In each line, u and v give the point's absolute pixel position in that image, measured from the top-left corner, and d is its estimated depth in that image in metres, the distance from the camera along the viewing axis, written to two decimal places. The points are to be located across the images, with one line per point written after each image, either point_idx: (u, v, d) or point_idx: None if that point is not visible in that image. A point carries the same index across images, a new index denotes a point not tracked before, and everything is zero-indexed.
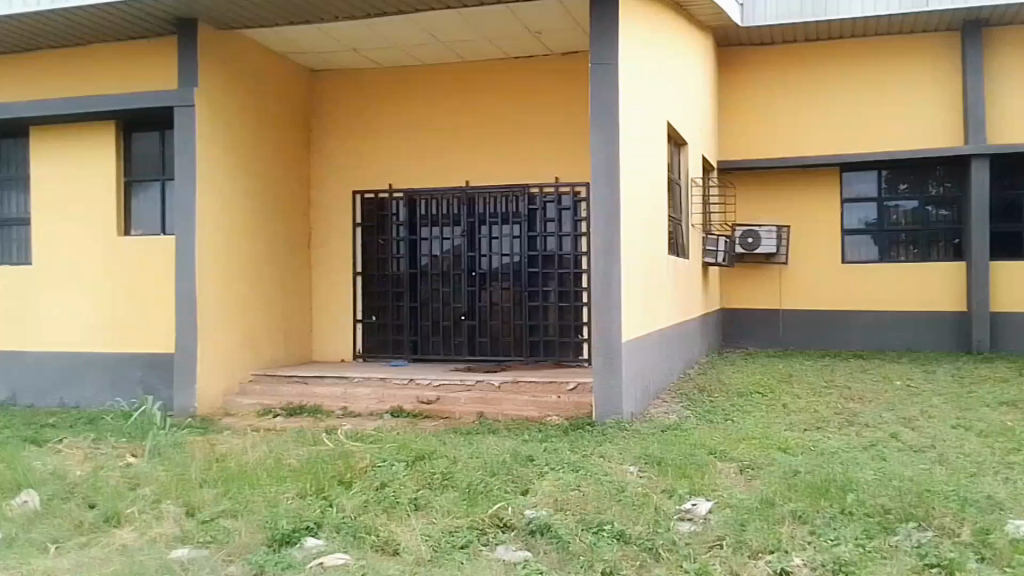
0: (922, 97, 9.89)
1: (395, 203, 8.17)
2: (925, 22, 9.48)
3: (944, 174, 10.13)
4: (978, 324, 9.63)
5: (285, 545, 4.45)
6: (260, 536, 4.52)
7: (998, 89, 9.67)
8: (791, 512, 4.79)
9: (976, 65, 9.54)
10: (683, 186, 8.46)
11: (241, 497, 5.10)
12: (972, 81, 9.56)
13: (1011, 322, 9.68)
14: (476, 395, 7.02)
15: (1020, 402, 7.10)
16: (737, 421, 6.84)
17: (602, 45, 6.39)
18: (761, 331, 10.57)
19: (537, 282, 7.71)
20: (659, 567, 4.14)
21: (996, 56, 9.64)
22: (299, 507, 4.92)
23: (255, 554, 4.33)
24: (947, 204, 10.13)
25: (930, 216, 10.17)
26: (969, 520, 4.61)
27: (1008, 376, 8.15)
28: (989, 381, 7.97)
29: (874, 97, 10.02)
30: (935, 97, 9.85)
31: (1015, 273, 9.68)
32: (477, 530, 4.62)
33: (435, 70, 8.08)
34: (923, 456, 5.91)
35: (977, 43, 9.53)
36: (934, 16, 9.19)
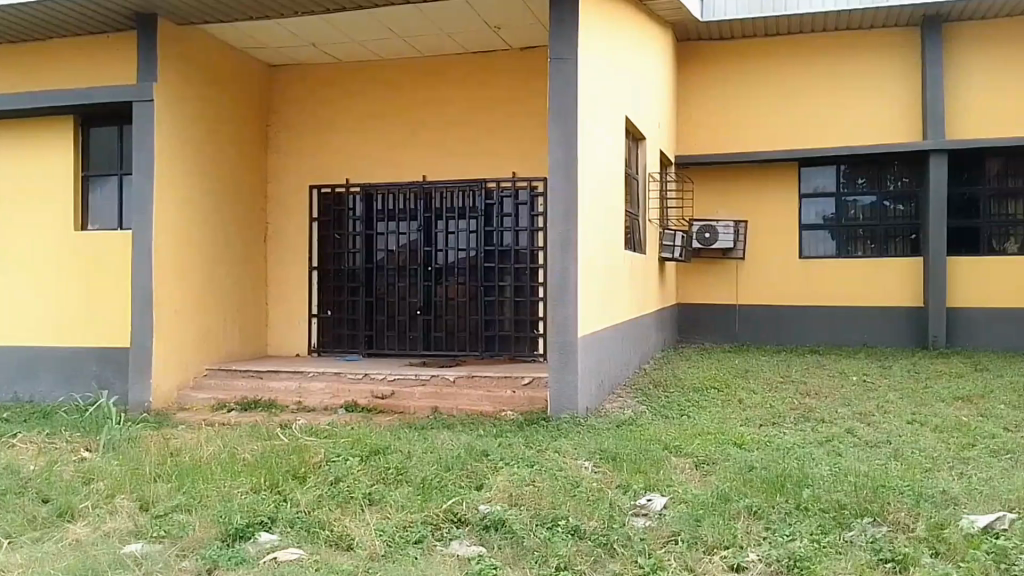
0: (885, 91, 9.78)
1: (352, 198, 8.12)
2: (887, 17, 9.39)
3: (902, 169, 10.06)
4: (935, 319, 9.54)
5: (239, 540, 4.45)
6: (214, 531, 4.50)
7: (957, 84, 9.56)
8: (746, 507, 4.79)
9: (935, 59, 9.43)
10: (641, 181, 8.34)
11: (196, 492, 5.07)
12: (932, 76, 9.44)
13: (977, 317, 9.61)
14: (430, 390, 7.02)
15: (974, 397, 7.08)
16: (692, 417, 6.81)
17: (559, 41, 6.34)
18: (722, 325, 10.51)
19: (492, 278, 7.65)
20: (613, 562, 4.11)
21: (962, 49, 9.54)
22: (253, 502, 4.91)
23: (209, 549, 4.30)
24: (906, 199, 10.05)
25: (888, 211, 10.09)
26: (924, 515, 4.59)
27: (964, 371, 8.11)
28: (945, 375, 7.95)
29: (846, 92, 9.90)
30: (898, 91, 9.74)
31: (981, 267, 9.62)
32: (431, 526, 4.61)
33: (394, 66, 8.00)
34: (878, 452, 5.89)
35: (936, 38, 9.41)
36: (900, 11, 9.14)
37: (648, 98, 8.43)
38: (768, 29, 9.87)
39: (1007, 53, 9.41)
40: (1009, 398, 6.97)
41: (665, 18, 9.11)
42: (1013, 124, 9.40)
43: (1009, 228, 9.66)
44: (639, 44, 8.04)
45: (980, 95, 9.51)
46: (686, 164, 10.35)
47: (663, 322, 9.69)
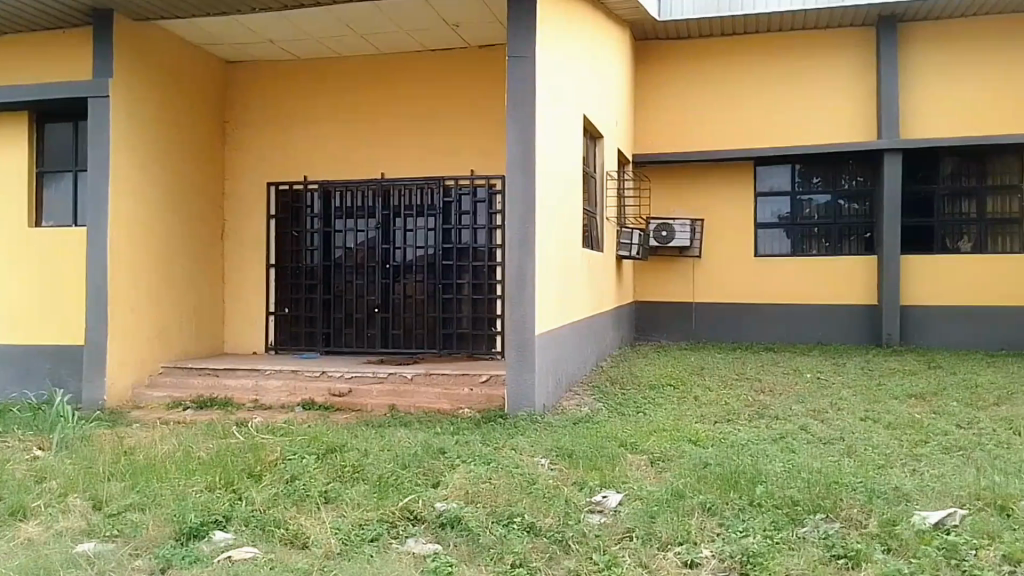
0: (847, 90, 9.84)
1: (310, 195, 8.08)
2: (842, 17, 9.46)
3: (857, 168, 10.15)
4: (889, 318, 9.63)
5: (193, 539, 4.39)
6: (168, 530, 4.44)
7: (911, 83, 9.64)
8: (701, 503, 4.82)
9: (890, 60, 9.49)
10: (599, 179, 8.33)
11: (150, 490, 5.01)
12: (887, 77, 9.50)
13: (934, 314, 9.70)
14: (388, 388, 7.01)
15: (927, 394, 7.15)
16: (648, 414, 6.82)
17: (517, 39, 6.34)
18: (676, 324, 10.57)
19: (450, 276, 7.65)
20: (568, 559, 4.11)
21: (916, 49, 9.61)
22: (208, 500, 4.86)
23: (163, 548, 4.24)
24: (860, 198, 10.13)
25: (843, 210, 10.17)
26: (877, 511, 4.64)
27: (917, 368, 8.20)
28: (899, 373, 8.02)
29: (811, 90, 9.93)
30: (856, 91, 9.81)
31: (944, 266, 9.68)
32: (387, 523, 4.59)
33: (354, 62, 7.95)
34: (831, 448, 5.92)
35: (890, 38, 9.48)
36: (863, 10, 9.19)
37: (606, 97, 8.44)
38: (732, 28, 9.89)
39: (961, 54, 9.49)
40: (960, 395, 7.06)
41: (623, 17, 9.14)
42: (968, 125, 9.47)
43: (962, 226, 9.75)
44: (597, 42, 8.03)
45: (933, 94, 9.59)
46: (643, 162, 10.40)
47: (620, 321, 9.70)
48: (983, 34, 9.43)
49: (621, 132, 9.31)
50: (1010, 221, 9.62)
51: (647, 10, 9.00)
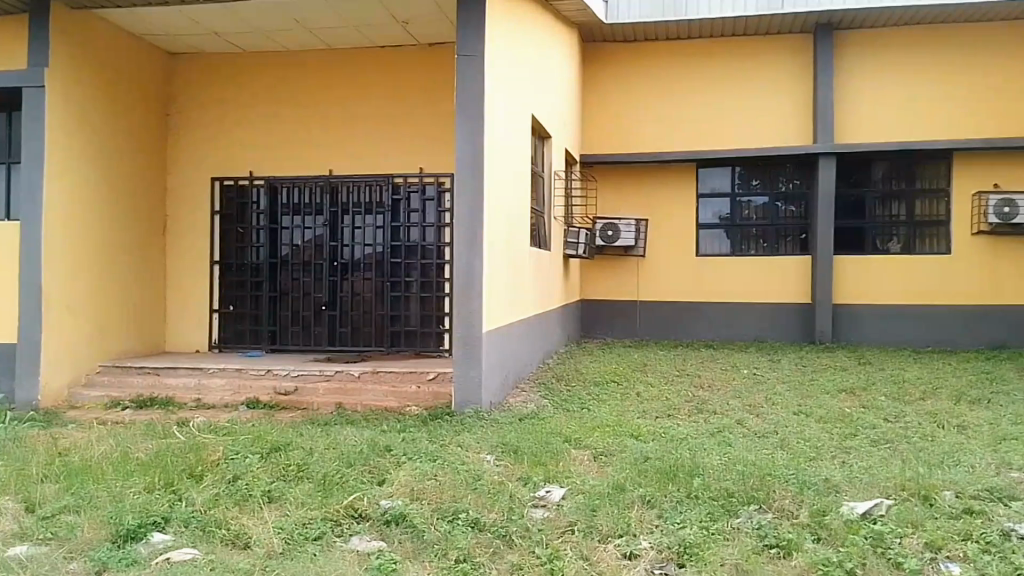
0: (791, 94, 10.14)
1: (255, 191, 7.99)
2: (781, 24, 9.76)
3: (794, 171, 10.47)
4: (822, 315, 10.00)
5: (130, 541, 4.28)
6: (104, 532, 4.33)
7: (848, 90, 9.99)
8: (640, 496, 4.95)
9: (826, 67, 9.82)
10: (547, 179, 8.43)
11: (85, 492, 4.90)
12: (823, 83, 9.82)
13: (866, 313, 10.10)
14: (335, 386, 6.97)
15: (856, 389, 7.47)
16: (592, 409, 6.96)
17: (467, 37, 6.36)
18: (619, 322, 10.77)
19: (399, 273, 7.66)
20: (511, 553, 4.18)
21: (849, 56, 9.97)
22: (146, 502, 4.76)
23: (99, 550, 4.13)
24: (796, 200, 10.46)
25: (780, 211, 10.49)
26: (807, 502, 4.84)
27: (846, 364, 8.57)
28: (830, 368, 8.36)
29: (756, 95, 10.21)
30: (796, 95, 10.12)
31: (878, 266, 10.07)
32: (331, 522, 4.57)
33: (303, 57, 7.88)
34: (766, 442, 6.13)
35: (827, 44, 9.80)
36: (807, 16, 9.47)
37: (553, 98, 8.53)
38: (679, 32, 10.12)
39: (895, 62, 9.88)
40: (888, 390, 7.38)
41: (571, 19, 9.28)
42: (902, 131, 9.87)
43: (891, 229, 10.14)
44: (546, 42, 8.12)
45: (867, 101, 9.95)
46: (591, 162, 10.55)
47: (566, 318, 9.84)
48: (914, 43, 9.83)
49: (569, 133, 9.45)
50: (937, 222, 10.03)
51: (594, 12, 9.14)
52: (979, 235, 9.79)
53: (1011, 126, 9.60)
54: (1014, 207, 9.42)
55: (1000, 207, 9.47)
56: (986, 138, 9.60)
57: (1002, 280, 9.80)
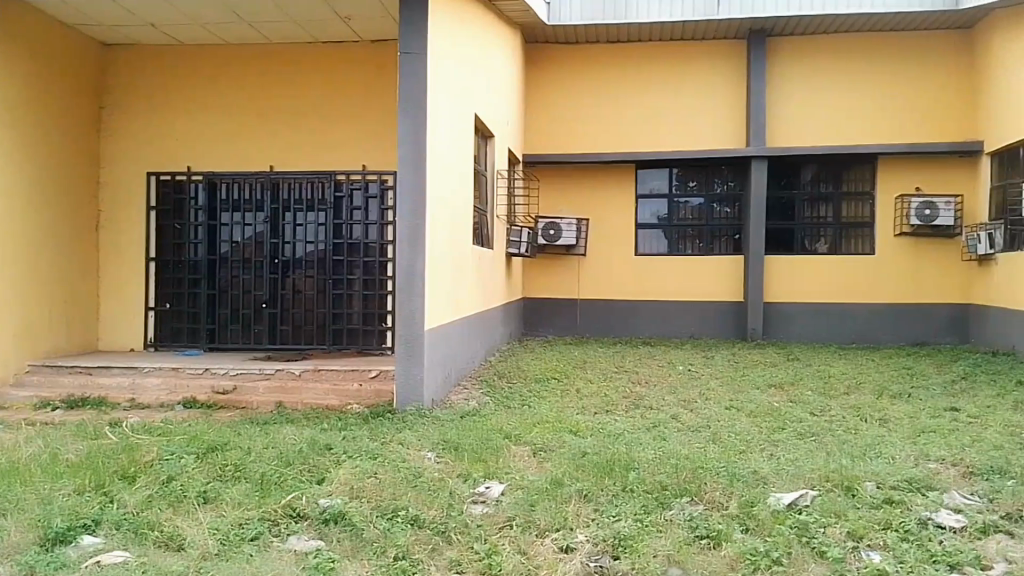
0: (732, 97, 10.46)
1: (193, 186, 7.86)
2: (717, 29, 10.07)
3: (729, 173, 10.75)
4: (753, 314, 10.34)
5: (59, 545, 4.16)
6: (31, 536, 4.21)
7: (783, 94, 10.35)
8: (578, 491, 5.05)
9: (759, 72, 10.16)
10: (491, 178, 8.52)
11: (11, 495, 4.75)
12: (756, 87, 10.16)
13: (794, 311, 10.47)
14: (275, 384, 6.93)
15: (784, 383, 7.77)
16: (532, 406, 7.06)
17: (411, 35, 6.35)
18: (561, 319, 10.95)
19: (341, 270, 7.64)
20: (449, 549, 4.23)
21: (781, 62, 10.34)
22: (76, 504, 4.64)
23: (25, 555, 4.01)
24: (730, 201, 10.77)
25: (715, 212, 10.78)
26: (737, 494, 5.00)
27: (775, 360, 8.91)
28: (761, 364, 8.67)
29: (698, 98, 10.51)
30: (733, 99, 10.46)
31: (809, 267, 10.44)
32: (268, 522, 4.52)
33: (244, 51, 7.77)
34: (698, 436, 6.31)
35: (760, 51, 10.13)
36: (746, 22, 9.77)
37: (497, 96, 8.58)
38: (623, 35, 10.34)
39: (825, 70, 10.26)
40: (816, 385, 7.69)
41: (513, 20, 9.39)
42: (838, 134, 10.22)
43: (819, 230, 10.53)
44: (490, 42, 8.18)
45: (802, 105, 10.32)
46: (532, 162, 10.71)
47: (508, 316, 9.94)
48: (844, 51, 10.21)
49: (512, 132, 9.59)
50: (862, 224, 10.42)
51: (537, 14, 9.26)
52: (902, 236, 10.20)
53: (940, 132, 10.02)
54: (934, 209, 9.86)
55: (921, 209, 9.88)
56: (914, 142, 10.01)
57: (930, 279, 10.22)
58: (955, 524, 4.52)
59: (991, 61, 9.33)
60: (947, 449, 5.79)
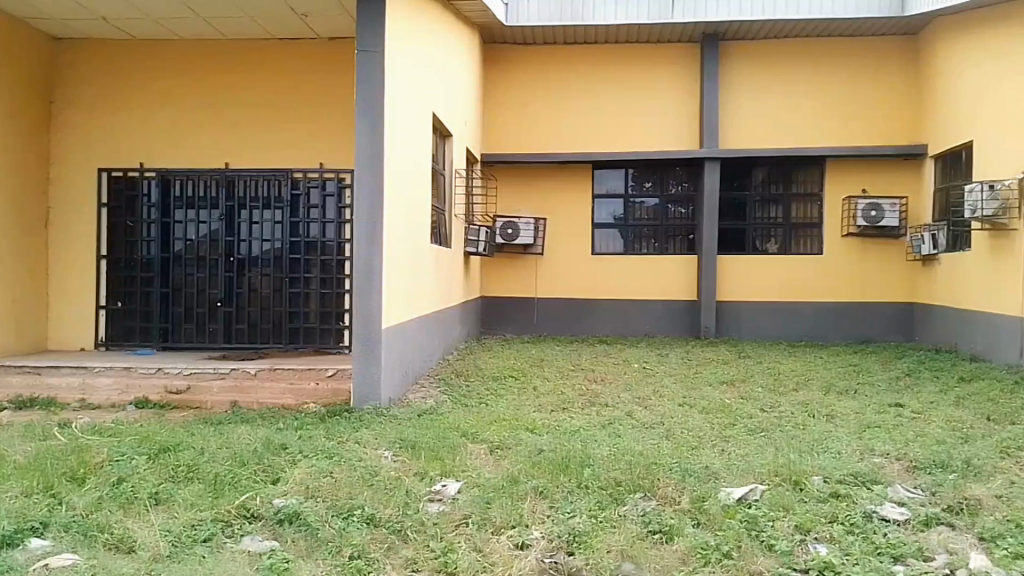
0: (689, 100, 10.64)
1: (146, 183, 7.76)
2: (671, 32, 10.28)
3: (683, 174, 10.99)
4: (706, 313, 10.55)
5: (4, 548, 4.01)
6: None
7: (738, 96, 10.55)
8: (534, 488, 5.06)
9: (712, 73, 10.39)
10: (448, 177, 8.59)
11: None
12: (709, 90, 10.39)
13: (746, 309, 10.68)
14: (230, 383, 6.84)
15: (735, 381, 7.95)
16: (490, 404, 7.09)
17: (369, 32, 6.32)
18: (519, 317, 11.04)
19: (298, 269, 7.64)
20: (405, 547, 4.21)
21: (734, 65, 10.56)
22: (22, 507, 4.50)
23: None
24: (684, 202, 10.98)
25: (669, 213, 10.96)
26: (689, 489, 5.06)
27: (728, 358, 9.11)
28: (714, 362, 8.85)
29: (658, 99, 10.68)
30: (688, 100, 10.65)
31: (762, 266, 10.66)
32: (222, 523, 4.44)
33: (199, 48, 7.70)
34: (652, 432, 6.40)
35: (713, 53, 10.37)
36: (700, 26, 9.98)
37: (456, 96, 8.64)
38: (584, 37, 10.45)
39: (777, 73, 10.50)
40: (765, 381, 7.89)
41: (472, 20, 9.44)
42: (795, 136, 10.44)
43: (770, 230, 10.76)
44: (448, 42, 8.23)
45: (760, 107, 10.52)
46: (491, 161, 10.74)
47: (467, 315, 9.99)
48: (798, 55, 10.46)
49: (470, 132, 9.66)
50: (811, 225, 10.67)
51: (495, 15, 9.34)
52: (849, 236, 10.46)
53: (895, 134, 10.26)
54: (880, 211, 10.15)
55: (868, 211, 10.17)
56: (867, 145, 10.27)
57: (884, 279, 10.49)
58: (898, 516, 4.60)
59: (934, 67, 9.63)
60: (892, 444, 5.95)
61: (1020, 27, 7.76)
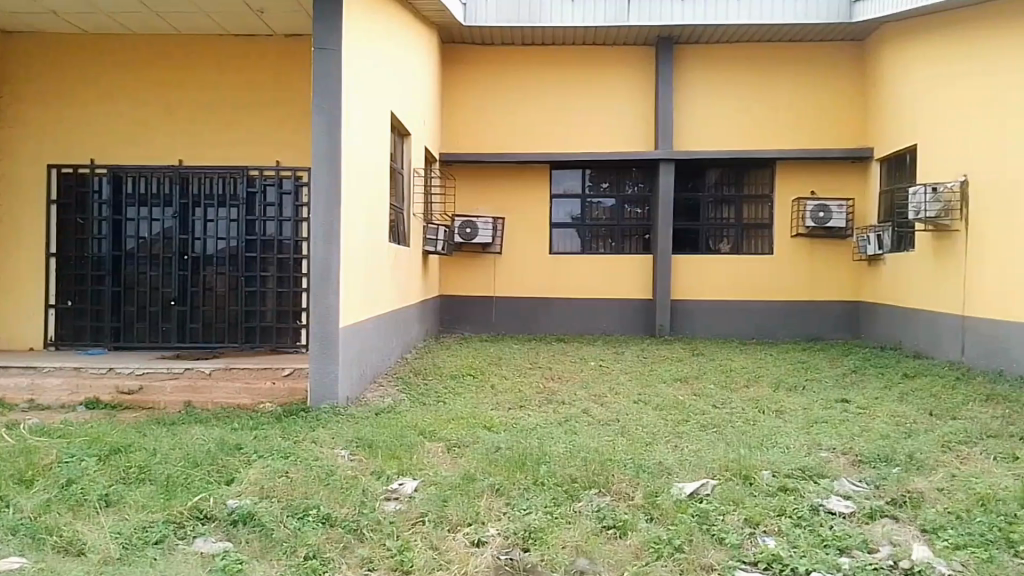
0: (645, 103, 10.80)
1: (97, 180, 7.62)
2: (626, 36, 10.43)
3: (639, 175, 11.11)
4: (661, 312, 10.70)
5: None
6: None
7: (697, 99, 10.73)
8: (490, 485, 5.05)
9: (666, 77, 10.54)
10: (406, 176, 8.64)
11: None
12: (664, 94, 10.54)
13: (699, 308, 10.87)
14: (183, 383, 6.77)
15: (688, 377, 8.12)
16: (448, 403, 7.13)
17: (324, 30, 6.28)
18: (476, 316, 11.09)
19: (254, 268, 7.61)
20: (360, 547, 4.16)
21: (686, 67, 10.74)
22: None
23: None
24: (640, 203, 11.12)
25: (626, 213, 11.10)
26: (644, 484, 5.11)
27: (682, 355, 9.30)
28: (668, 360, 9.02)
29: (619, 100, 10.82)
30: (642, 102, 10.81)
31: (715, 265, 10.85)
32: (173, 525, 4.33)
33: (153, 43, 7.60)
34: (607, 429, 6.48)
35: (667, 57, 10.54)
36: (656, 29, 10.14)
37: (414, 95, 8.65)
38: (545, 38, 10.54)
39: (732, 76, 10.70)
40: (717, 378, 8.07)
41: (430, 20, 9.46)
42: (753, 138, 10.66)
43: (723, 231, 10.99)
44: (405, 42, 8.25)
45: (719, 110, 10.71)
46: (453, 160, 10.76)
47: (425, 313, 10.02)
48: (754, 60, 10.68)
49: (429, 131, 9.68)
50: (761, 225, 10.92)
51: (453, 15, 9.37)
52: (798, 237, 10.71)
53: (847, 138, 10.55)
54: (828, 212, 10.40)
55: (816, 212, 10.41)
56: (821, 148, 10.53)
57: (837, 279, 10.76)
58: (845, 509, 4.68)
59: (879, 73, 9.94)
60: (837, 438, 6.09)
61: (966, 33, 8.00)
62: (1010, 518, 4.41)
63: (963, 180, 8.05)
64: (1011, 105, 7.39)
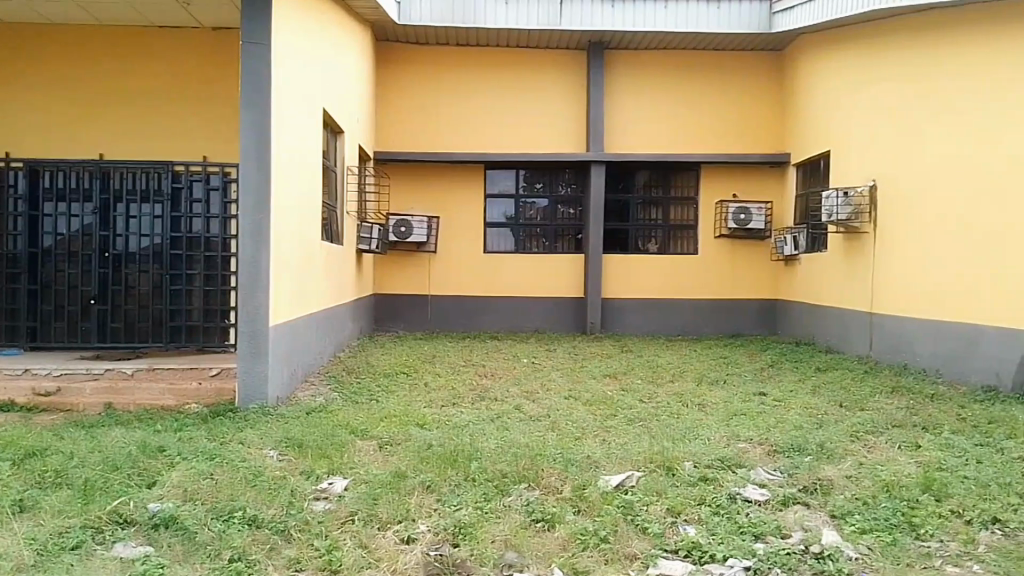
0: (576, 105, 11.01)
1: (12, 174, 7.28)
2: (558, 39, 10.58)
3: (572, 177, 11.32)
4: (592, 310, 10.95)
5: None
6: None
7: (632, 102, 11.01)
8: (421, 482, 5.09)
9: (597, 82, 10.78)
10: (339, 174, 8.59)
11: None
12: (595, 97, 10.77)
13: (628, 305, 11.18)
14: (104, 385, 6.56)
15: (616, 373, 8.40)
16: (380, 400, 7.17)
17: (253, 26, 6.15)
18: (411, 315, 11.13)
19: (179, 266, 7.42)
20: (289, 547, 4.14)
21: (616, 71, 11.00)
22: None
23: None
24: (572, 203, 11.34)
25: (559, 213, 11.31)
26: (571, 477, 5.26)
27: (612, 351, 9.61)
28: (598, 356, 9.30)
29: (558, 102, 11.01)
30: (573, 103, 11.02)
31: (644, 266, 11.16)
32: (91, 530, 4.22)
33: (75, 36, 7.38)
34: (537, 424, 6.63)
35: (598, 63, 10.77)
36: (587, 34, 10.34)
37: (347, 93, 8.61)
38: (482, 39, 10.63)
39: (666, 82, 11.01)
40: (644, 374, 8.36)
41: (362, 17, 9.38)
42: (686, 142, 11.04)
43: (650, 232, 11.32)
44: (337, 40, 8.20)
45: (654, 114, 11.02)
46: (391, 159, 10.72)
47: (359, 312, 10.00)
48: (686, 66, 11.03)
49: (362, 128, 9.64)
50: (687, 226, 11.30)
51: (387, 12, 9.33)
52: (721, 237, 11.13)
53: (773, 143, 11.03)
54: (748, 215, 10.81)
55: (738, 214, 10.82)
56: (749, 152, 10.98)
57: (764, 277, 11.25)
58: (759, 497, 4.92)
59: (796, 83, 10.42)
60: (754, 430, 6.39)
61: (880, 46, 8.45)
62: (911, 502, 4.72)
63: (871, 184, 8.54)
64: (921, 114, 7.85)
